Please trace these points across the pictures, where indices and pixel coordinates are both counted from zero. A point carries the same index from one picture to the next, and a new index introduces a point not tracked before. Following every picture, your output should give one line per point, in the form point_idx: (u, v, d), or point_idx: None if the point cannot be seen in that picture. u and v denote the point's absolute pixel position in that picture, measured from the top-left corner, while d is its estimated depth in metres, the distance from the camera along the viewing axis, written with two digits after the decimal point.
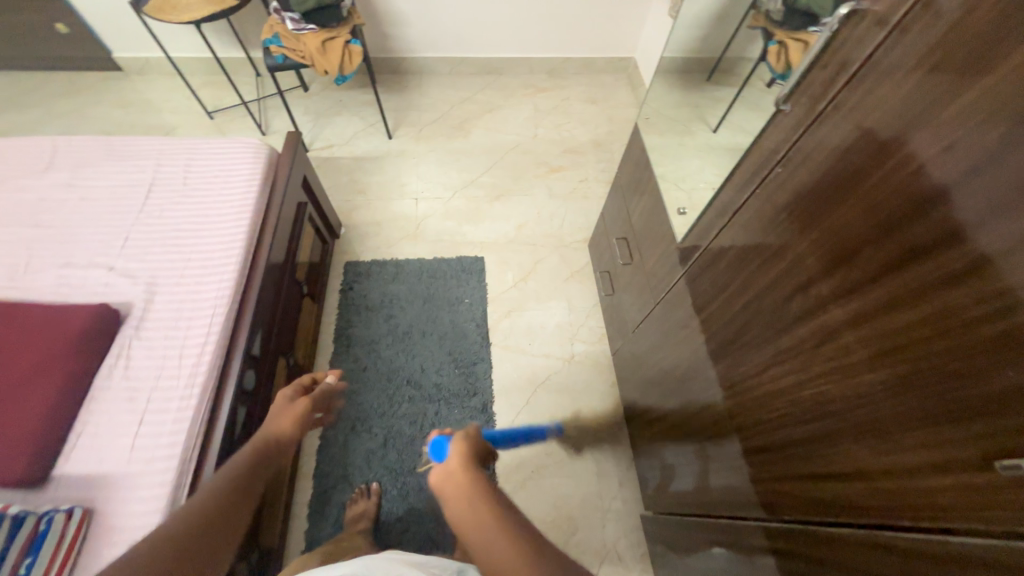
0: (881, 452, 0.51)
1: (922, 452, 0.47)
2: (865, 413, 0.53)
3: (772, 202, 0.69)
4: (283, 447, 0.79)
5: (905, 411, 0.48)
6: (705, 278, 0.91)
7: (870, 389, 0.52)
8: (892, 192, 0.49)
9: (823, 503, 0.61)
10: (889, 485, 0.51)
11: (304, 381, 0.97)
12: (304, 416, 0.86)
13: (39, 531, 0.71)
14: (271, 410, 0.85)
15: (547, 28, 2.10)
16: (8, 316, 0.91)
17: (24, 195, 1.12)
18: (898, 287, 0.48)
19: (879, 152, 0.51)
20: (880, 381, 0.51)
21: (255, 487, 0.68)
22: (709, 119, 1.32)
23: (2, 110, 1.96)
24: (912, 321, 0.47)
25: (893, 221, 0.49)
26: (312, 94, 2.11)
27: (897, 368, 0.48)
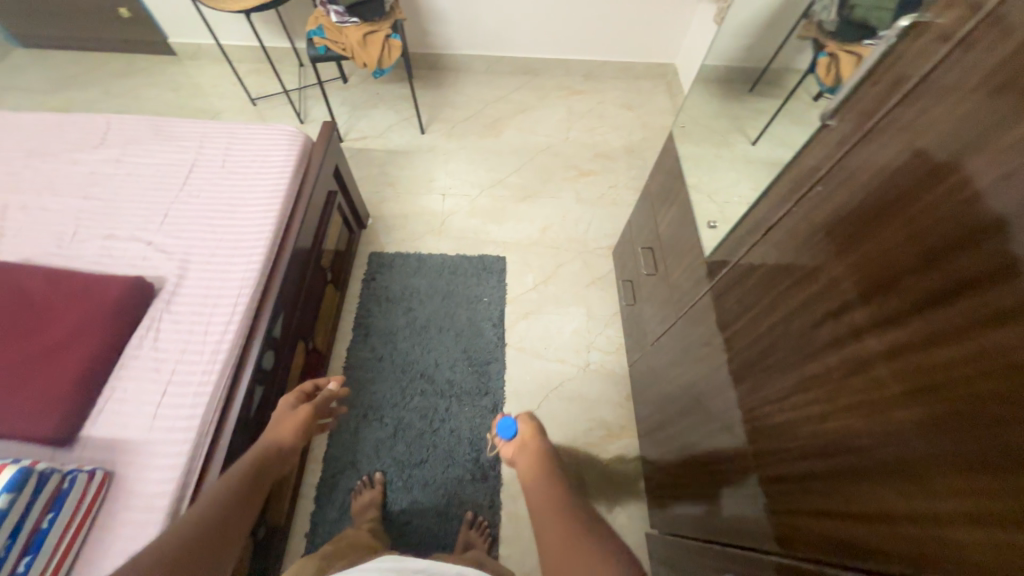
0: (907, 496, 0.47)
1: (952, 500, 0.43)
2: (894, 452, 0.49)
3: (809, 221, 0.66)
4: (284, 452, 0.85)
5: (938, 455, 0.44)
6: (731, 295, 0.87)
7: (901, 427, 0.48)
8: (941, 218, 0.45)
9: (841, 544, 0.57)
10: (913, 532, 0.47)
11: (307, 388, 1.03)
12: (304, 423, 0.92)
13: (62, 489, 0.73)
14: (273, 418, 0.92)
15: (587, 31, 2.08)
16: (53, 281, 0.96)
17: (77, 168, 1.18)
18: (941, 321, 0.44)
19: (929, 175, 0.47)
20: (913, 419, 0.47)
21: (256, 495, 0.75)
22: (749, 130, 1.26)
23: (67, 88, 2.08)
24: (953, 358, 0.43)
25: (940, 249, 0.45)
26: (351, 85, 2.16)
27: (933, 407, 0.45)
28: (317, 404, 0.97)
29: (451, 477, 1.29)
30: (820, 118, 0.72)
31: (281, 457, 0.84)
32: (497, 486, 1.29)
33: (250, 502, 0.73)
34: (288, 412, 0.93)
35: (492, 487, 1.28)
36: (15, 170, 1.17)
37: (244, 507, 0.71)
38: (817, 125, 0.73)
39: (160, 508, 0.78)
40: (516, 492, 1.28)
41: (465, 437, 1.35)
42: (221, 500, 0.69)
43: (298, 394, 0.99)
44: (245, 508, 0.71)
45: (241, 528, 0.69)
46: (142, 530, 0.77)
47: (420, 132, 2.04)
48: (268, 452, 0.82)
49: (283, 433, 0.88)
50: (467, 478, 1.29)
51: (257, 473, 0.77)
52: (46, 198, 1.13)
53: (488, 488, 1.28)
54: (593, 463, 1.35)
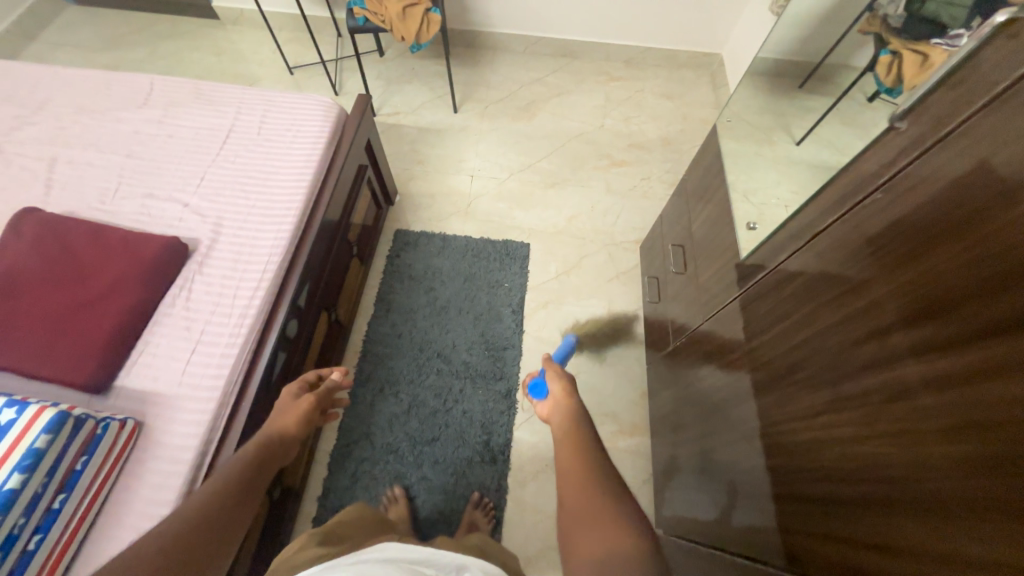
0: (935, 533, 0.45)
1: (978, 542, 0.41)
2: (922, 484, 0.47)
3: (861, 231, 0.62)
4: (286, 445, 0.83)
5: (971, 494, 0.42)
6: (765, 302, 0.84)
7: (934, 460, 0.46)
8: (1009, 244, 0.42)
9: (855, 570, 0.55)
10: (933, 568, 0.45)
11: (310, 377, 0.99)
12: (307, 413, 0.89)
13: (95, 434, 0.76)
14: (275, 410, 0.89)
15: (632, 15, 2.00)
16: (94, 235, 0.99)
17: (122, 126, 1.21)
18: (993, 355, 0.42)
19: (1004, 193, 0.43)
20: (949, 453, 0.45)
21: (257, 489, 0.72)
22: (793, 130, 1.20)
23: (115, 46, 2.13)
24: (1006, 396, 0.40)
25: (1003, 277, 0.42)
26: (387, 59, 2.14)
27: (971, 444, 0.43)
28: (321, 394, 0.94)
29: (460, 458, 1.31)
30: (888, 120, 0.67)
31: (281, 451, 0.82)
32: (505, 470, 1.30)
33: (250, 497, 0.70)
34: (290, 403, 0.90)
35: (499, 471, 1.30)
36: (64, 124, 1.21)
37: (240, 506, 0.68)
38: (882, 127, 0.69)
39: (184, 462, 0.82)
40: (523, 479, 1.29)
41: (477, 419, 1.36)
42: (216, 497, 0.66)
43: (302, 384, 0.96)
44: (241, 507, 0.68)
45: (235, 529, 0.65)
46: (166, 480, 0.80)
47: (452, 111, 2.01)
48: (268, 444, 0.80)
49: (284, 426, 0.85)
50: (476, 460, 1.31)
51: (256, 468, 0.74)
52: (92, 154, 1.16)
53: (496, 472, 1.30)
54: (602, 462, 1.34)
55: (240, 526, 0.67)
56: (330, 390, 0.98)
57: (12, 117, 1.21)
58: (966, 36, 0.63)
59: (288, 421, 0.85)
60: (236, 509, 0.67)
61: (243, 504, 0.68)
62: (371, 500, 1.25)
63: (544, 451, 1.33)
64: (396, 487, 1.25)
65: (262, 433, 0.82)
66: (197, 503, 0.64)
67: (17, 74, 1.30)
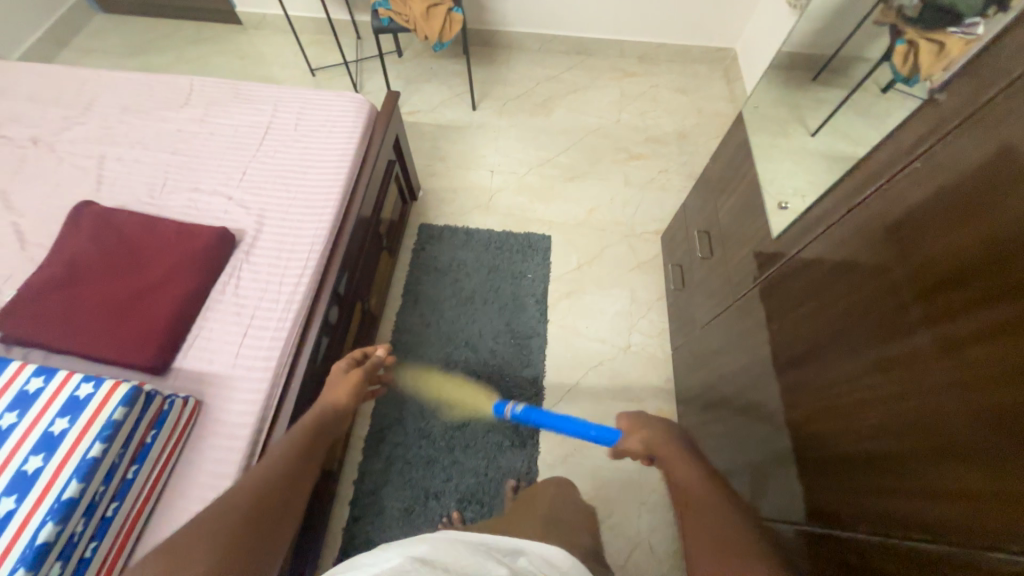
0: (959, 473, 0.51)
1: (997, 477, 0.47)
2: (945, 434, 0.53)
3: (894, 202, 0.65)
4: (338, 417, 0.88)
5: (992, 437, 0.48)
6: (792, 280, 0.87)
7: (958, 411, 0.52)
8: None
9: (882, 517, 0.61)
10: (958, 506, 0.51)
11: (356, 356, 1.02)
12: (357, 388, 0.93)
13: (163, 410, 0.81)
14: (327, 384, 0.94)
15: (646, 10, 2.03)
16: (149, 227, 1.04)
17: (165, 125, 1.26)
18: (1017, 314, 0.46)
19: None
20: (972, 404, 0.50)
21: (313, 459, 0.78)
22: (808, 122, 1.25)
23: (144, 52, 2.20)
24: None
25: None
26: (406, 59, 2.19)
27: (995, 395, 0.48)
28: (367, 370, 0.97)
29: (491, 441, 1.34)
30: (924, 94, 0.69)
31: (335, 421, 0.87)
32: (535, 454, 1.33)
33: (309, 465, 0.77)
34: (340, 378, 0.95)
35: (530, 454, 1.33)
36: (111, 124, 1.26)
37: (302, 472, 0.74)
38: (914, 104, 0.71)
39: (243, 438, 0.86)
40: (553, 462, 1.33)
41: (506, 405, 1.40)
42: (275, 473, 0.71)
43: (349, 360, 0.99)
44: (302, 474, 0.74)
45: (300, 492, 0.71)
46: (228, 455, 0.85)
47: (471, 108, 2.06)
48: (323, 418, 0.85)
49: (336, 399, 0.90)
50: (506, 444, 1.34)
51: (313, 439, 0.80)
52: (139, 151, 1.21)
53: (527, 455, 1.33)
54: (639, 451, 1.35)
55: (304, 492, 0.72)
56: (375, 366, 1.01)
57: (60, 117, 1.27)
58: (983, 26, 0.68)
59: (340, 394, 0.90)
60: (298, 475, 0.73)
61: (304, 470, 0.75)
62: (406, 483, 1.28)
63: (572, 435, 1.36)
64: (452, 513, 1.24)
65: (317, 407, 0.87)
66: (262, 473, 0.70)
67: (63, 77, 1.35)
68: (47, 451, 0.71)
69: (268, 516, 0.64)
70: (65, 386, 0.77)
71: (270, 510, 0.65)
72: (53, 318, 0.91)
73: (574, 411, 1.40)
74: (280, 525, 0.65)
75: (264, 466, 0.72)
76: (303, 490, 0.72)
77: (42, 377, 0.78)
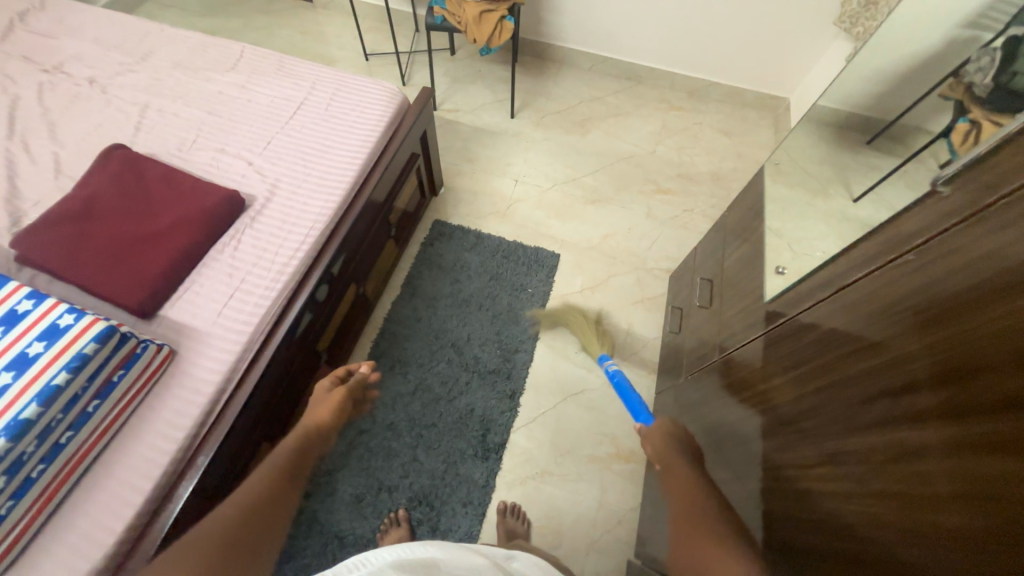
0: None
1: None
2: (908, 552, 0.47)
3: (887, 290, 0.61)
4: (323, 434, 0.91)
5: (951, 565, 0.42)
6: (778, 347, 0.82)
7: (925, 529, 0.46)
8: (1016, 329, 0.42)
9: None
10: None
11: (340, 373, 1.06)
12: (340, 404, 0.97)
13: (135, 352, 0.85)
14: (310, 403, 0.97)
15: (703, 47, 1.99)
16: (170, 178, 1.10)
17: (209, 86, 1.33)
18: (992, 434, 0.41)
19: (1019, 278, 0.43)
20: (941, 526, 0.45)
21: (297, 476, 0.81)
22: (853, 186, 1.07)
23: (217, 14, 2.33)
24: (994, 474, 0.40)
25: (1003, 360, 0.42)
26: (458, 58, 2.23)
27: (963, 519, 0.42)
28: (351, 387, 1.01)
29: (453, 448, 1.33)
30: (932, 184, 0.68)
31: (318, 440, 0.90)
32: (495, 469, 1.31)
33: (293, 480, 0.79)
34: (322, 398, 0.98)
35: (490, 468, 1.31)
36: (161, 76, 1.34)
37: (286, 490, 0.76)
38: (922, 194, 0.69)
39: (205, 394, 0.89)
40: (511, 481, 1.31)
41: (477, 414, 1.39)
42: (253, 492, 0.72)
43: (333, 377, 1.03)
44: (285, 492, 0.76)
45: (283, 510, 0.73)
46: (187, 407, 0.88)
47: (509, 115, 2.07)
48: (307, 437, 0.88)
49: (320, 417, 0.93)
50: (468, 453, 1.33)
51: (296, 461, 0.83)
52: (179, 106, 1.28)
53: (486, 469, 1.31)
54: (600, 489, 1.30)
55: (287, 509, 0.74)
56: (360, 384, 1.04)
57: (119, 63, 1.36)
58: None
59: (323, 413, 0.93)
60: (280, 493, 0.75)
61: (287, 490, 0.76)
62: (363, 471, 1.29)
63: (535, 459, 1.34)
64: (400, 509, 1.24)
65: (300, 428, 0.90)
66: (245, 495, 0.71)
67: (130, 27, 1.45)
68: (18, 369, 0.76)
69: (251, 532, 0.66)
70: (50, 313, 0.82)
71: (253, 527, 0.66)
72: (61, 246, 0.97)
73: (544, 434, 1.37)
74: (264, 543, 0.66)
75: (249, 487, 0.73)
76: (286, 510, 0.74)
77: (33, 300, 0.83)
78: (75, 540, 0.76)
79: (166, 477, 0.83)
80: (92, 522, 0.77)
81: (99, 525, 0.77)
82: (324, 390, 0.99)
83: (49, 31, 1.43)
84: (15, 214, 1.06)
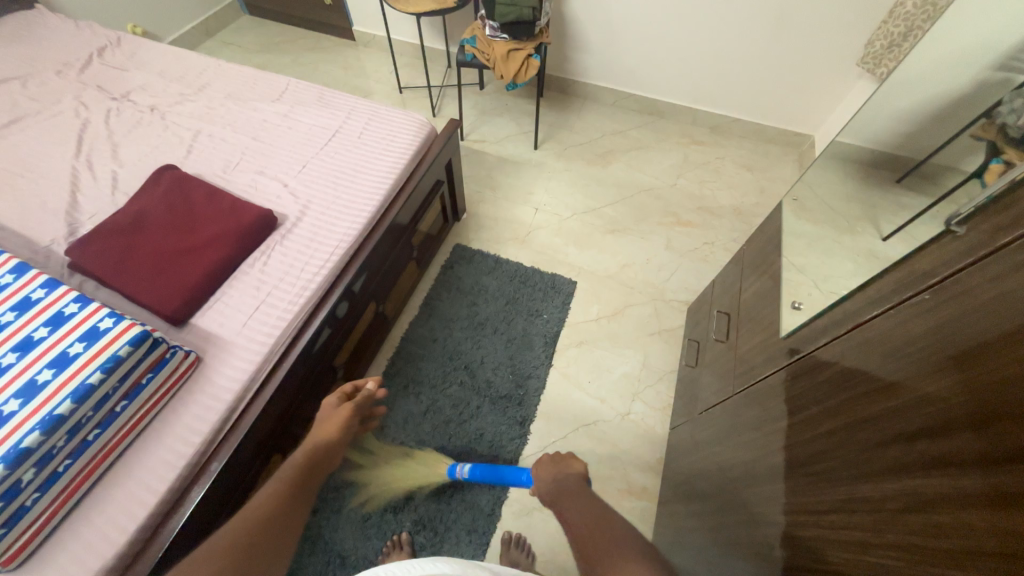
0: None
1: None
2: None
3: (902, 328, 0.59)
4: (331, 450, 0.92)
5: None
6: (792, 385, 0.80)
7: None
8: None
9: None
10: None
11: (348, 390, 1.07)
12: (347, 420, 0.98)
13: (165, 357, 0.90)
14: (319, 418, 0.99)
15: (725, 85, 2.03)
16: (212, 196, 1.18)
17: (255, 115, 1.44)
18: (1017, 484, 0.39)
19: None
20: None
21: (307, 489, 0.82)
22: (882, 225, 1.02)
23: (270, 51, 2.55)
24: (1021, 530, 0.38)
25: (1022, 405, 0.40)
26: (486, 93, 2.34)
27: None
28: (358, 403, 1.02)
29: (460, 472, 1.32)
30: (947, 224, 0.67)
31: (327, 455, 0.91)
32: (501, 497, 1.29)
33: (303, 492, 0.81)
34: (329, 414, 0.99)
35: (496, 496, 1.29)
36: (213, 106, 1.46)
37: (295, 504, 0.77)
38: (936, 233, 0.68)
39: (224, 401, 0.93)
40: (517, 510, 1.28)
41: (487, 439, 1.37)
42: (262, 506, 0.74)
43: (340, 395, 1.04)
44: (294, 506, 0.77)
45: (293, 523, 0.74)
46: (207, 413, 0.91)
47: (533, 147, 2.14)
48: (315, 452, 0.90)
49: (328, 432, 0.95)
50: (475, 479, 1.31)
51: (304, 475, 0.84)
52: (227, 132, 1.40)
53: (492, 496, 1.29)
54: None
55: (298, 522, 0.75)
56: (366, 399, 1.04)
57: (178, 93, 1.50)
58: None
59: (330, 429, 0.94)
60: (290, 507, 0.76)
61: (296, 504, 0.78)
62: (370, 490, 1.29)
63: None
64: (403, 532, 1.22)
65: (307, 444, 0.91)
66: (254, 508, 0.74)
67: (190, 62, 1.60)
68: (58, 367, 0.81)
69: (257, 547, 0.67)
70: (92, 316, 0.88)
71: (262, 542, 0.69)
72: (109, 255, 1.05)
73: None
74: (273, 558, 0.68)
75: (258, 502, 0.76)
76: (296, 522, 0.75)
77: (78, 304, 0.90)
78: (89, 538, 0.78)
79: (180, 481, 0.86)
80: (107, 521, 0.80)
81: (113, 525, 0.79)
82: (332, 406, 1.01)
83: (121, 65, 1.59)
84: (73, 225, 1.15)
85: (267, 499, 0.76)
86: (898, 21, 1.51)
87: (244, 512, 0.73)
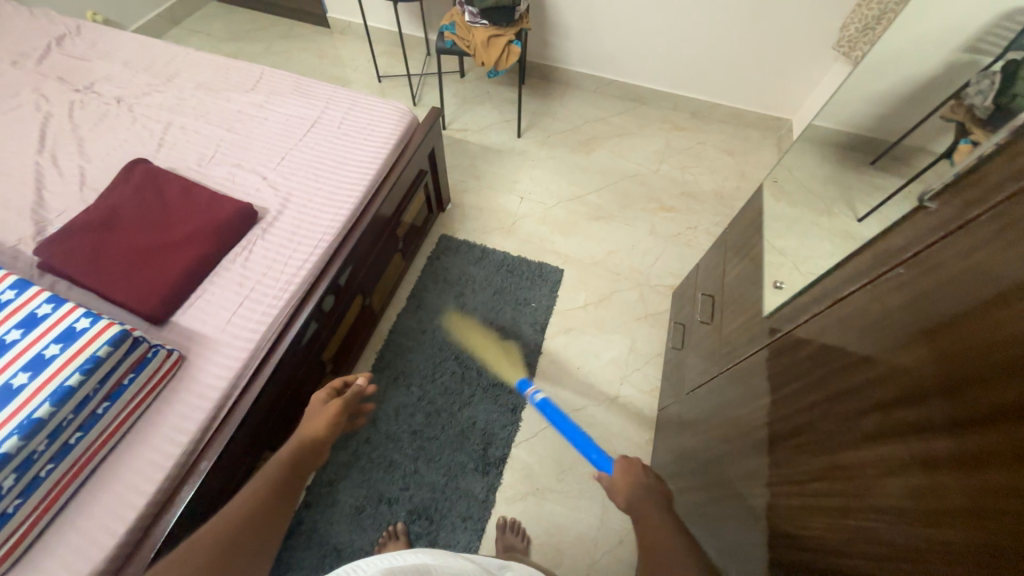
0: None
1: None
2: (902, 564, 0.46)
3: (878, 303, 0.62)
4: (318, 449, 0.90)
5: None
6: (774, 362, 0.83)
7: (919, 542, 0.46)
8: (998, 340, 0.43)
9: None
10: None
11: (337, 385, 1.04)
12: (335, 418, 0.95)
13: (146, 356, 0.88)
14: (308, 413, 0.97)
15: (705, 70, 2.04)
16: (188, 190, 1.15)
17: (229, 105, 1.40)
18: (986, 445, 0.41)
19: (998, 294, 0.44)
20: (934, 539, 0.44)
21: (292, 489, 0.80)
22: (857, 205, 1.05)
23: (242, 39, 2.46)
24: (986, 486, 0.40)
25: (988, 372, 0.43)
26: (467, 80, 2.31)
27: (955, 534, 0.42)
28: (347, 400, 0.99)
29: (454, 460, 1.33)
30: (920, 201, 0.69)
31: (313, 455, 0.89)
32: (495, 483, 1.31)
33: (286, 493, 0.79)
34: (318, 410, 0.97)
35: (490, 482, 1.31)
36: (183, 96, 1.41)
37: (277, 504, 0.76)
38: (910, 211, 0.70)
39: (210, 400, 0.92)
40: (511, 496, 1.29)
41: (479, 428, 1.38)
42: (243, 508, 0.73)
43: (329, 390, 1.02)
44: (277, 505, 0.76)
45: (275, 525, 0.73)
46: (192, 412, 0.90)
47: (516, 135, 2.12)
48: (300, 450, 0.88)
49: (315, 430, 0.92)
50: (469, 467, 1.32)
51: (291, 473, 0.83)
52: (200, 124, 1.35)
53: (486, 483, 1.31)
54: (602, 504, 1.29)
55: (279, 523, 0.74)
56: (356, 396, 1.02)
57: (146, 83, 1.44)
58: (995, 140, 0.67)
59: (318, 426, 0.92)
60: (274, 507, 0.75)
61: (279, 505, 0.76)
62: (364, 482, 1.29)
63: (536, 474, 1.33)
64: (399, 523, 1.23)
65: (294, 442, 0.89)
66: (232, 511, 0.72)
67: (157, 51, 1.53)
68: (34, 370, 0.79)
69: (235, 549, 0.67)
70: (68, 317, 0.85)
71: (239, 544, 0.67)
72: (81, 253, 1.01)
73: (544, 448, 1.37)
74: (253, 560, 0.67)
75: (239, 501, 0.74)
76: (279, 524, 0.73)
77: (51, 305, 0.87)
78: (78, 542, 0.77)
79: (169, 481, 0.84)
80: (96, 524, 0.78)
81: (101, 528, 0.78)
82: (321, 402, 0.99)
83: (83, 54, 1.52)
84: (40, 224, 1.11)
85: (250, 497, 0.75)
86: (872, 5, 1.53)
87: (225, 513, 0.72)
